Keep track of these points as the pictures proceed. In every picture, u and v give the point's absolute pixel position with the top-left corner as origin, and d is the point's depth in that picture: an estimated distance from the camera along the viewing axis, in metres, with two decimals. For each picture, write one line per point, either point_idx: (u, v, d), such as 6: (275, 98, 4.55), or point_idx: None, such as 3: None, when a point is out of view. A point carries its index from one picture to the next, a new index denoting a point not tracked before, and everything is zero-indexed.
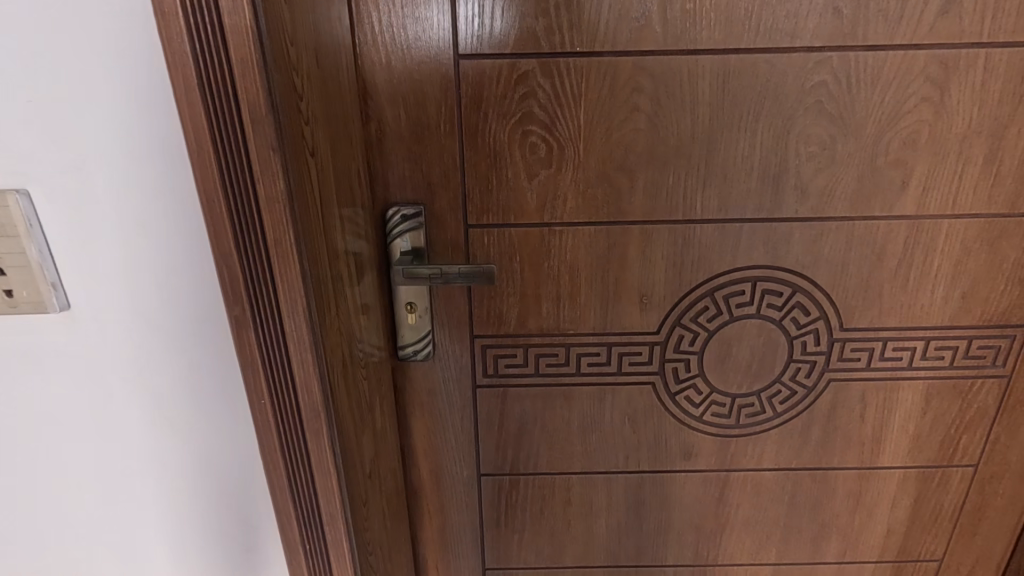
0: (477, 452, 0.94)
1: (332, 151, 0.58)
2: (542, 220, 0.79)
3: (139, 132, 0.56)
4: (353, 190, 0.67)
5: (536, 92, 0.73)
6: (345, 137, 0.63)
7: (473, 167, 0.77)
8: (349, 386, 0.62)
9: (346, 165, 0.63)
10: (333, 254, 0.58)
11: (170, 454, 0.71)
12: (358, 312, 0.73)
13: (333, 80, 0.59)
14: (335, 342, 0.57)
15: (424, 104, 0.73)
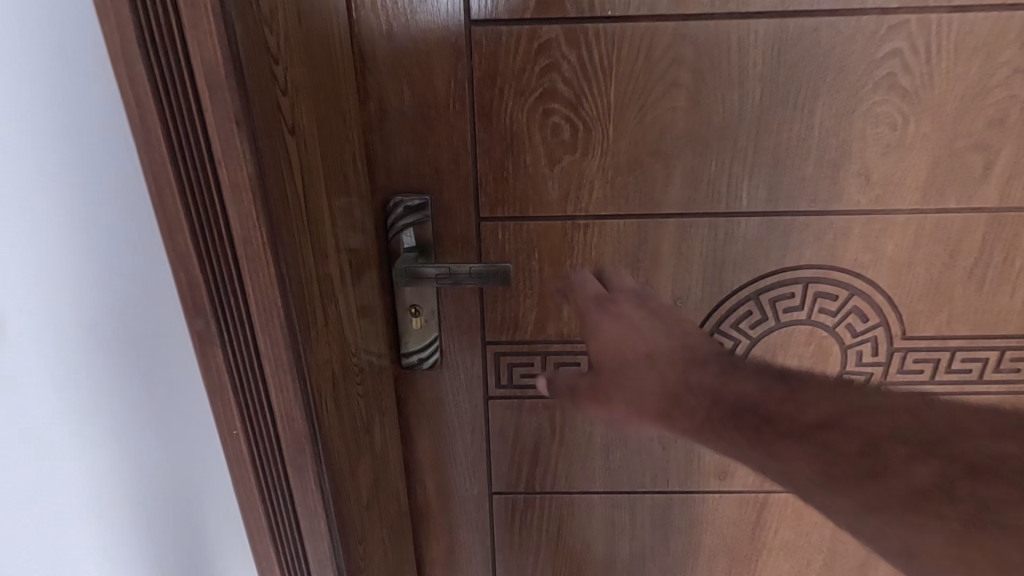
0: (489, 469, 0.85)
1: (320, 131, 0.49)
2: (565, 212, 0.70)
3: (45, 85, 0.43)
4: (347, 178, 0.57)
5: (560, 64, 0.63)
6: (337, 114, 0.53)
7: (487, 151, 0.67)
8: (343, 407, 0.53)
9: (339, 147, 0.54)
10: (323, 253, 0.49)
11: (94, 500, 0.56)
12: (355, 318, 0.63)
13: (321, 45, 0.49)
14: (325, 358, 0.48)
15: (431, 78, 0.64)
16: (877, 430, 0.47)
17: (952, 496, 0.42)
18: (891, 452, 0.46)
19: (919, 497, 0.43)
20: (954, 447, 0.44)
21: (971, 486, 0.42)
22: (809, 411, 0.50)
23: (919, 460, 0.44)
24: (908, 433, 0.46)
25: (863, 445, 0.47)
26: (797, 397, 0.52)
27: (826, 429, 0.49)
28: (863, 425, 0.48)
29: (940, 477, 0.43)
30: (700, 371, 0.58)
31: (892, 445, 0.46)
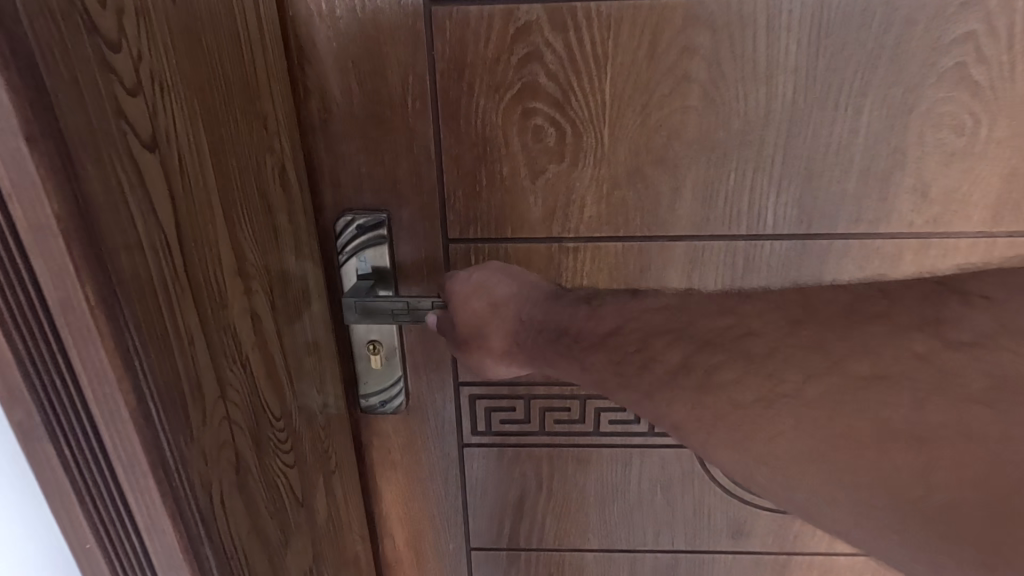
0: (466, 521, 0.75)
1: (215, 140, 0.37)
2: (550, 234, 0.58)
3: None
4: (275, 195, 0.45)
5: (542, 53, 0.51)
6: (250, 115, 0.42)
7: (454, 160, 0.55)
8: (257, 492, 0.41)
9: (256, 159, 0.42)
10: (221, 302, 0.37)
11: None
12: (302, 366, 0.52)
13: (215, 25, 0.37)
14: (219, 440, 0.36)
15: (383, 71, 0.52)
16: (649, 329, 0.44)
17: (688, 369, 0.40)
18: (693, 330, 0.42)
19: (679, 372, 0.40)
20: (757, 340, 0.39)
21: (731, 386, 0.38)
22: (608, 316, 0.47)
23: (726, 326, 0.41)
24: (682, 327, 0.42)
25: (650, 334, 0.43)
26: (597, 313, 0.47)
27: (615, 335, 0.45)
28: (643, 324, 0.44)
29: (738, 375, 0.38)
30: (524, 302, 0.52)
31: (699, 324, 0.42)
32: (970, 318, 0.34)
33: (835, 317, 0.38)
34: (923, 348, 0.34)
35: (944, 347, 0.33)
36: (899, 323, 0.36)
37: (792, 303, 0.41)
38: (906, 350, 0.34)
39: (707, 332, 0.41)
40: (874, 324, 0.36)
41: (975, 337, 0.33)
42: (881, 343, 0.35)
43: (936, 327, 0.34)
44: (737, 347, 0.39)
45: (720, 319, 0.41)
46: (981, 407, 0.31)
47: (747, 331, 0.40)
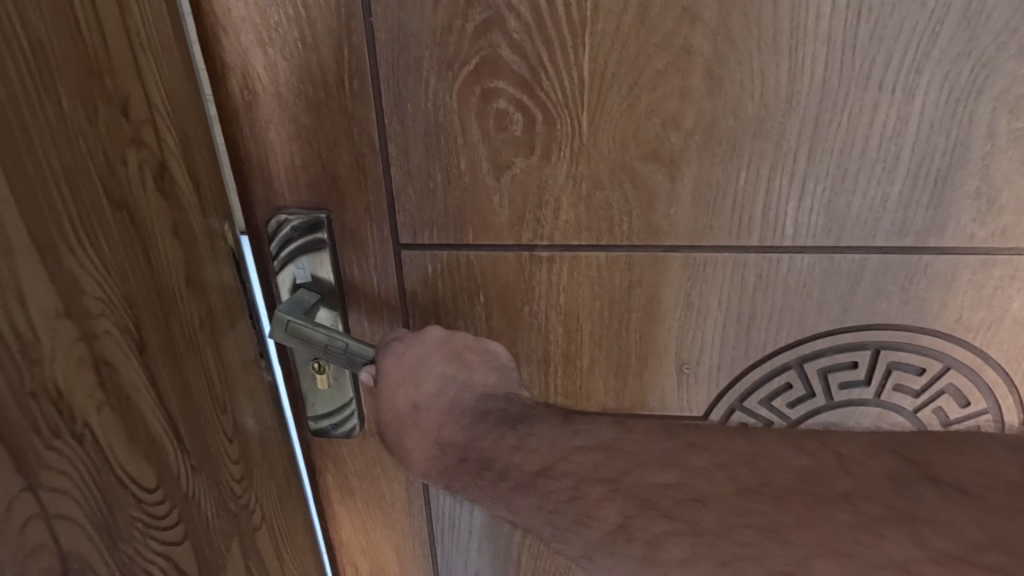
0: (434, 554, 0.67)
1: (23, 156, 0.31)
2: (520, 240, 0.48)
3: None
4: (150, 207, 0.39)
5: (503, 19, 0.41)
6: (89, 106, 0.35)
7: (404, 154, 0.46)
8: (99, 556, 0.38)
9: (108, 169, 0.36)
10: (25, 357, 0.32)
11: None
12: (212, 397, 0.46)
13: (18, 4, 0.30)
14: (17, 521, 0.33)
15: (314, 44, 0.43)
16: (585, 474, 0.41)
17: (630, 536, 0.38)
18: (631, 484, 0.40)
19: (619, 538, 0.38)
20: (703, 512, 0.37)
21: (678, 569, 0.36)
22: (537, 453, 0.43)
23: (666, 485, 0.39)
24: (619, 477, 0.40)
25: (582, 484, 0.41)
26: (526, 445, 0.44)
27: (546, 477, 0.42)
28: (576, 468, 0.42)
29: (685, 554, 0.36)
30: (456, 421, 0.47)
31: (635, 475, 0.40)
32: (953, 518, 0.33)
33: (791, 491, 0.37)
34: (900, 557, 0.32)
35: (927, 556, 0.32)
36: (864, 517, 0.34)
37: (739, 459, 0.39)
38: (879, 555, 0.32)
39: (648, 490, 0.39)
40: (835, 511, 0.35)
41: (959, 548, 0.32)
42: (844, 539, 0.33)
43: (913, 526, 0.33)
44: (682, 517, 0.37)
45: (662, 473, 0.40)
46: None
47: (689, 495, 0.38)
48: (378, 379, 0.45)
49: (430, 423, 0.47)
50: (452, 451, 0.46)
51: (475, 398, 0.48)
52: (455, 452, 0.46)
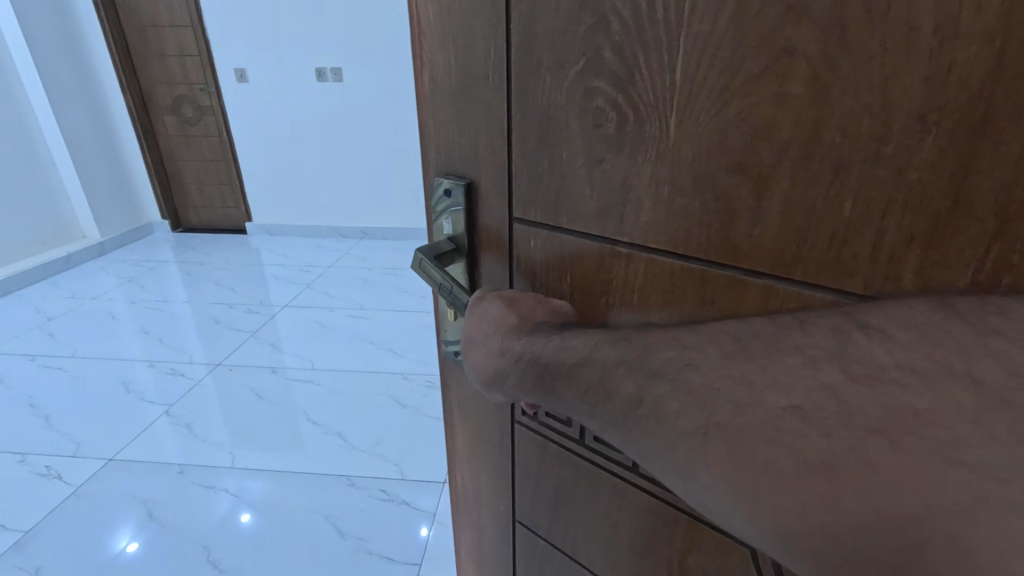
0: (513, 493, 0.78)
1: None
2: (603, 233, 0.51)
3: None
4: None
5: (607, 22, 0.43)
6: None
7: (522, 142, 0.53)
8: None
9: None
10: None
11: None
12: None
13: None
14: None
15: (472, 47, 0.53)
16: (608, 356, 0.40)
17: (640, 403, 0.36)
18: (641, 360, 0.38)
19: (634, 406, 0.37)
20: (693, 373, 0.35)
21: (671, 421, 0.35)
22: (576, 348, 0.43)
23: (670, 358, 0.36)
24: (637, 358, 0.38)
25: (610, 365, 0.39)
26: (567, 344, 0.44)
27: (579, 367, 0.41)
28: (606, 356, 0.40)
29: (681, 406, 0.34)
30: (515, 338, 0.49)
31: (650, 353, 0.37)
32: (873, 353, 0.30)
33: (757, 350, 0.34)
34: (828, 380, 0.30)
35: (847, 378, 0.30)
36: (814, 358, 0.32)
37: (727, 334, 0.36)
38: (812, 380, 0.31)
39: (656, 363, 0.37)
40: (786, 356, 0.33)
41: (870, 369, 0.30)
42: (788, 374, 0.32)
43: (840, 358, 0.31)
44: (678, 380, 0.35)
45: (669, 350, 0.37)
46: (873, 436, 0.28)
47: (686, 362, 0.36)
48: (467, 310, 0.55)
49: (496, 341, 0.50)
50: (512, 354, 0.48)
51: (532, 325, 0.50)
52: (513, 354, 0.48)
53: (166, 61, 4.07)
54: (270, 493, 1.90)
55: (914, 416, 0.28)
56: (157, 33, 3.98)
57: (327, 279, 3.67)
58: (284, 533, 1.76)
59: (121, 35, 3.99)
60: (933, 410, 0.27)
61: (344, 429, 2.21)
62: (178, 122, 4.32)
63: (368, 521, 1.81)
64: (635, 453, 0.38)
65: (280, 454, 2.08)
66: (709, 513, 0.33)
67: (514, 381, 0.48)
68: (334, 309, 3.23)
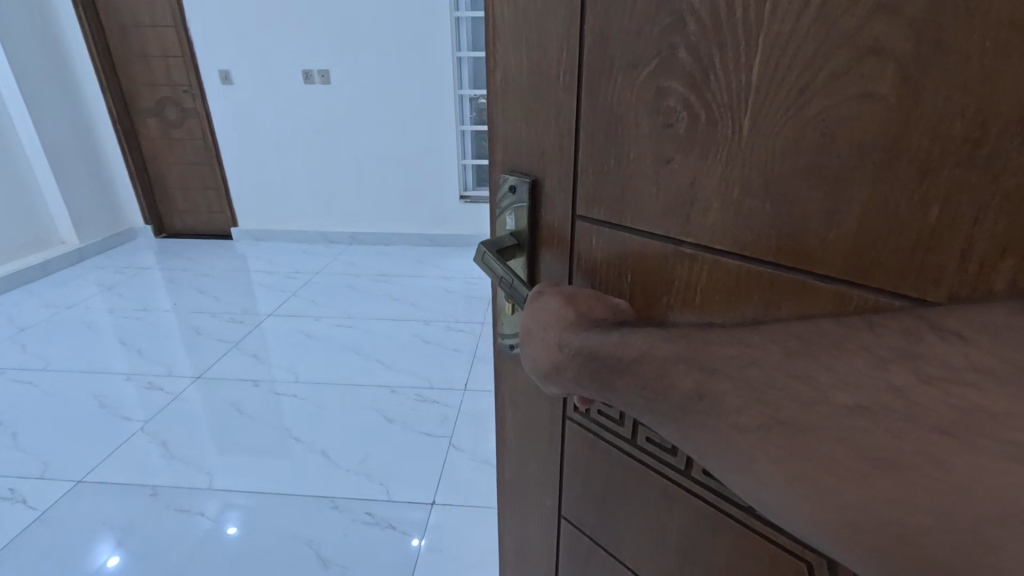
0: (560, 489, 0.78)
1: None
2: (668, 232, 0.51)
3: None
4: None
5: (684, 22, 0.43)
6: None
7: (590, 141, 0.54)
8: None
9: None
10: None
11: None
12: None
13: None
14: None
15: (546, 47, 0.55)
16: (667, 354, 0.39)
17: (700, 397, 0.37)
18: (700, 357, 0.38)
19: (694, 400, 0.37)
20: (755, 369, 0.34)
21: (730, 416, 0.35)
22: (635, 343, 0.43)
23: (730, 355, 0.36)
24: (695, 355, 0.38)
25: (670, 361, 0.39)
26: (626, 339, 0.44)
27: (637, 362, 0.41)
28: (664, 352, 0.40)
29: (741, 402, 0.34)
30: (574, 333, 0.49)
31: (710, 349, 0.37)
32: (948, 354, 0.29)
33: (822, 347, 0.33)
34: (897, 381, 0.30)
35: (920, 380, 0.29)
36: (883, 359, 0.31)
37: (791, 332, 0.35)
38: (879, 381, 0.30)
39: (715, 360, 0.37)
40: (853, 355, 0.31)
41: (944, 370, 0.29)
42: (854, 373, 0.31)
43: (911, 359, 0.30)
44: (739, 377, 0.35)
45: (730, 346, 0.37)
46: (945, 439, 0.28)
47: (749, 358, 0.35)
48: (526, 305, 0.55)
49: (554, 335, 0.50)
50: (570, 348, 0.48)
51: (590, 320, 0.50)
52: (572, 347, 0.48)
53: (148, 61, 4.10)
54: (258, 511, 1.83)
55: (989, 419, 0.27)
56: (140, 35, 4.01)
57: (333, 283, 3.68)
58: (264, 557, 1.67)
59: (100, 36, 4.01)
60: (1011, 413, 0.26)
61: (327, 447, 2.12)
62: (162, 125, 4.33)
63: (354, 547, 1.71)
64: (692, 449, 0.38)
65: (276, 470, 2.02)
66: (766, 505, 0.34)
67: (569, 374, 0.48)
68: (319, 319, 3.16)
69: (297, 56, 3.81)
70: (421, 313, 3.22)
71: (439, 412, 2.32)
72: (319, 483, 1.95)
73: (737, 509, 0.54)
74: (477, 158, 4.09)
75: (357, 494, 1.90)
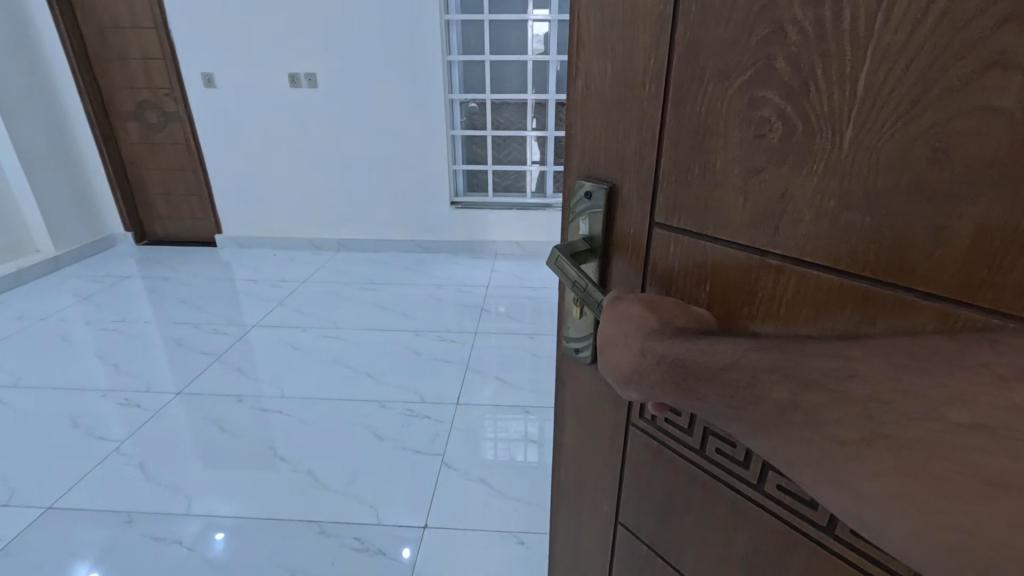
0: (618, 496, 0.79)
1: None
2: (753, 243, 0.51)
3: None
4: None
5: (784, 33, 0.43)
6: None
7: (674, 149, 0.55)
8: None
9: None
10: None
11: None
12: None
13: None
14: None
15: (631, 57, 0.56)
16: (757, 366, 0.39)
17: (794, 408, 0.36)
18: (794, 368, 0.37)
19: (787, 412, 0.37)
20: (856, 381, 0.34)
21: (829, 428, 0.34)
22: (723, 351, 0.43)
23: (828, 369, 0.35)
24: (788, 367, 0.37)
25: (761, 372, 0.38)
26: (713, 348, 0.44)
27: (727, 371, 0.41)
28: (753, 364, 0.39)
29: (840, 414, 0.34)
30: (657, 340, 0.49)
31: (805, 363, 0.36)
32: None
33: (931, 363, 0.32)
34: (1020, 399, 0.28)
35: None
36: (1003, 376, 0.29)
37: (899, 347, 0.34)
38: (999, 400, 0.29)
39: (811, 373, 0.36)
40: (966, 371, 0.30)
41: None
42: (968, 390, 0.30)
43: None
44: (839, 391, 0.34)
45: (828, 359, 0.36)
46: None
47: (850, 372, 0.34)
48: (604, 310, 0.56)
49: (635, 341, 0.50)
50: (653, 355, 0.48)
51: (672, 329, 0.49)
52: (654, 355, 0.47)
53: (127, 63, 4.11)
54: (236, 539, 1.82)
55: None
56: (115, 34, 4.03)
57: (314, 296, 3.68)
58: None
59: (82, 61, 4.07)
60: None
61: (314, 467, 2.14)
62: (141, 128, 4.35)
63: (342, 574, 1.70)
64: (784, 463, 0.38)
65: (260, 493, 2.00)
66: (863, 522, 0.34)
67: (651, 380, 0.48)
68: (307, 329, 3.24)
69: (289, 61, 3.87)
70: (408, 323, 3.30)
71: (431, 429, 2.35)
72: (306, 506, 1.96)
73: (812, 526, 0.53)
74: (466, 163, 4.27)
75: (344, 519, 1.90)
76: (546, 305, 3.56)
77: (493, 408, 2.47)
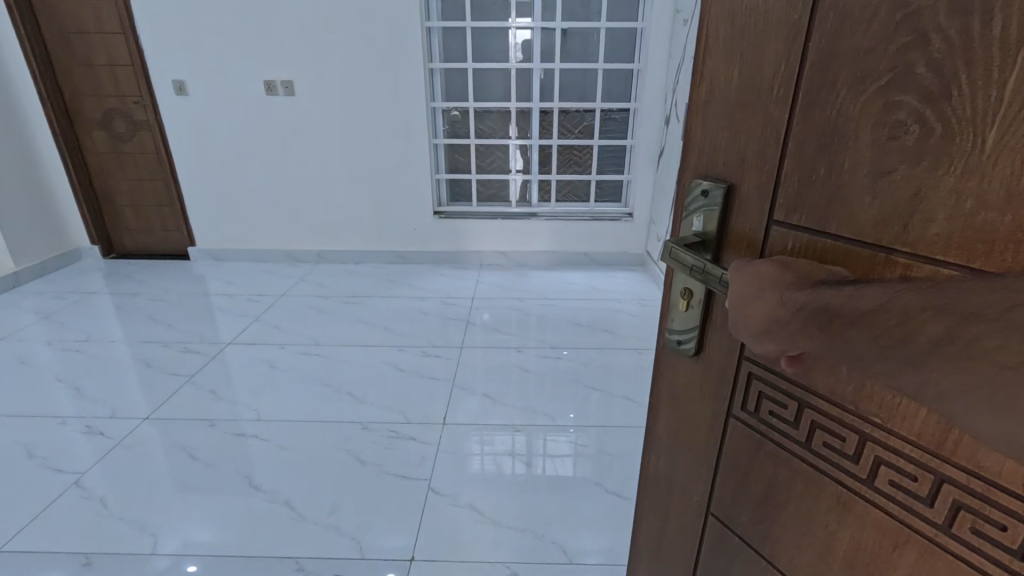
0: (711, 487, 0.81)
1: None
2: (879, 240, 0.52)
3: None
4: None
5: (928, 40, 0.45)
6: None
7: (800, 150, 0.58)
8: None
9: None
10: None
11: None
12: None
13: None
14: None
15: (759, 65, 0.60)
16: (909, 304, 0.41)
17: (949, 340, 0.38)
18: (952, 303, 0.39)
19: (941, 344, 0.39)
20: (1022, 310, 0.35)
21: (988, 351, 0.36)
22: (871, 295, 0.45)
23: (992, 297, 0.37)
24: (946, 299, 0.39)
25: (912, 312, 0.41)
26: (861, 292, 0.46)
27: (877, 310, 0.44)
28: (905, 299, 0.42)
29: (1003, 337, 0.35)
30: (795, 290, 0.52)
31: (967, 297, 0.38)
32: None
33: None
34: None
35: None
36: None
37: None
38: None
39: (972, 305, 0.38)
40: None
41: None
42: None
43: None
44: (1000, 322, 0.36)
45: (988, 293, 0.37)
46: None
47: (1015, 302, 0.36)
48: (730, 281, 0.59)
49: (772, 293, 0.53)
50: (792, 303, 0.51)
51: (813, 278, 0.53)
52: (795, 302, 0.51)
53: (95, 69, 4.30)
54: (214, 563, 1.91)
55: None
56: (81, 39, 4.21)
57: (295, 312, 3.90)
58: None
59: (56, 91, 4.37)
60: None
61: (290, 497, 2.21)
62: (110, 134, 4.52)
63: None
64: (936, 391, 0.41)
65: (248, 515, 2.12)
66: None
67: (791, 327, 0.52)
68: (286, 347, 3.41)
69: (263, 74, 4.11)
70: (397, 342, 3.42)
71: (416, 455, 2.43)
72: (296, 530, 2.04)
73: (926, 523, 0.54)
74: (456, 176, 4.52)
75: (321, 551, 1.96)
76: (543, 319, 3.71)
77: (476, 427, 2.59)
